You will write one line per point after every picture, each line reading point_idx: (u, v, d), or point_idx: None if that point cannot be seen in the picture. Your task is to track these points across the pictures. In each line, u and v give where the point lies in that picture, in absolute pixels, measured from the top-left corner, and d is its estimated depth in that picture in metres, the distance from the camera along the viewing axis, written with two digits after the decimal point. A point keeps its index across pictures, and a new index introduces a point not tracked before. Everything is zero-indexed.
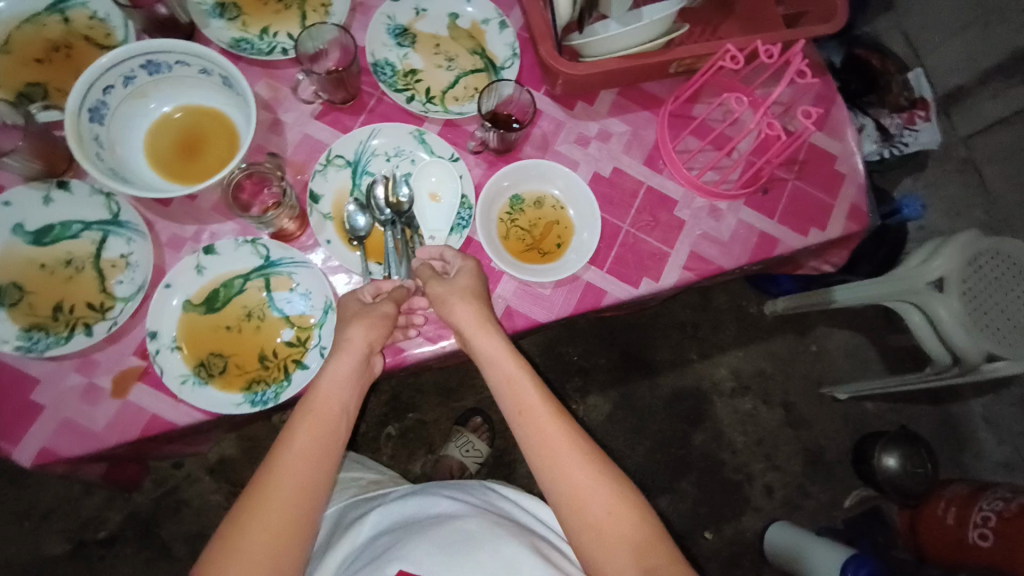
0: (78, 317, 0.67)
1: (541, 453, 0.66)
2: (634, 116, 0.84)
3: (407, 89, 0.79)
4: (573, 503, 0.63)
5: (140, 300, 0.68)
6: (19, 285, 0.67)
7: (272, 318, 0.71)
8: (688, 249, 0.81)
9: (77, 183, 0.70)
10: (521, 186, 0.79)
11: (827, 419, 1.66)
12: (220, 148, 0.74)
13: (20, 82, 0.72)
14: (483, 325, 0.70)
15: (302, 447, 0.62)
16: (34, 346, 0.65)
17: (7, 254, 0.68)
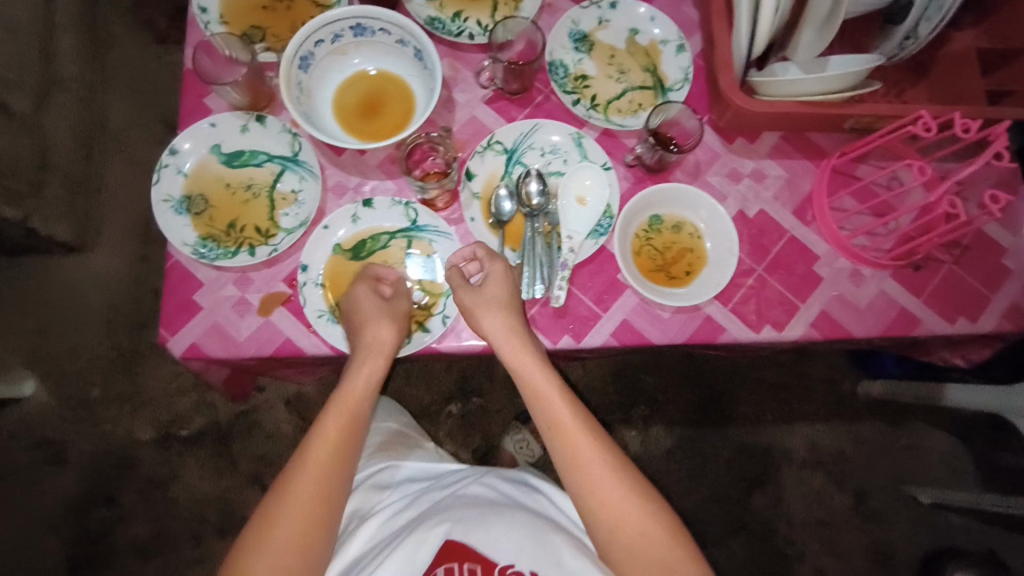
0: (246, 237, 0.75)
1: (575, 473, 0.71)
2: (791, 163, 0.83)
3: (575, 92, 0.82)
4: (607, 517, 0.69)
5: (301, 233, 0.75)
6: (205, 198, 0.76)
7: (406, 278, 0.76)
8: (820, 307, 0.79)
9: (272, 118, 0.78)
10: (662, 208, 0.80)
11: (903, 521, 1.53)
12: (397, 114, 0.79)
13: (246, 23, 0.81)
14: (514, 335, 0.71)
15: (338, 426, 0.70)
16: (207, 253, 0.74)
17: (203, 168, 0.77)
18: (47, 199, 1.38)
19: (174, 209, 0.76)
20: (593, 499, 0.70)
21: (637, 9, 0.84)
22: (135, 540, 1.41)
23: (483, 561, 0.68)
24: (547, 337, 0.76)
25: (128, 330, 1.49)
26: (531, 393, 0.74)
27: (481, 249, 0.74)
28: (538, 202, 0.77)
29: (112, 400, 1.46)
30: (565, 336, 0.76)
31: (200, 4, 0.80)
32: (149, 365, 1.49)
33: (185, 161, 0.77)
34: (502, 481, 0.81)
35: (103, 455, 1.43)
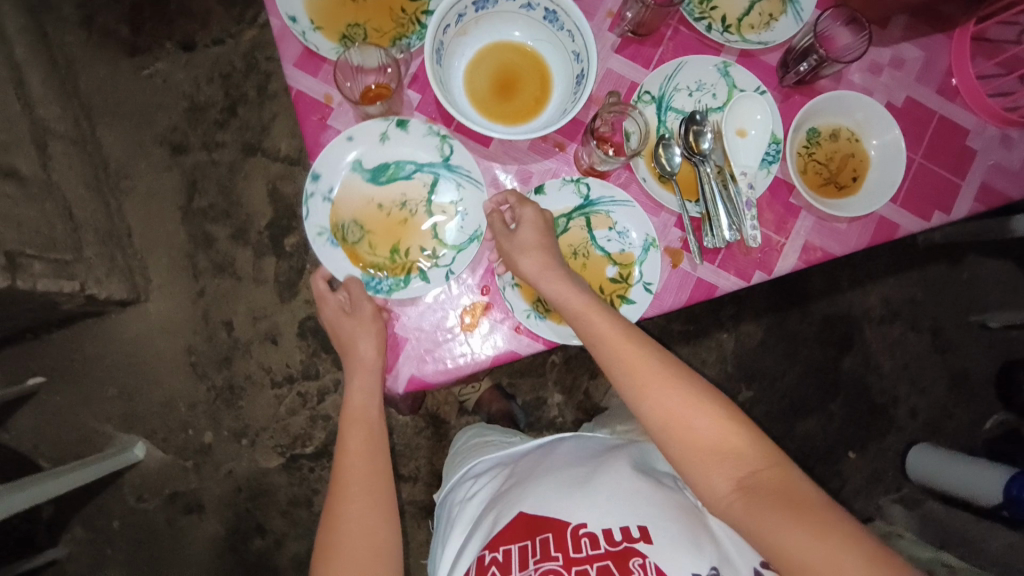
0: (414, 259, 0.73)
1: (626, 382, 0.69)
2: (926, 39, 0.81)
3: (705, 17, 0.76)
4: (664, 416, 0.68)
5: (476, 247, 0.74)
6: (359, 224, 0.73)
7: (596, 256, 0.75)
8: (981, 179, 0.81)
9: (415, 122, 0.72)
10: (817, 119, 0.78)
11: (975, 345, 1.67)
12: (535, 86, 0.74)
13: (343, 22, 0.71)
14: (547, 268, 0.69)
15: (360, 450, 0.72)
16: (379, 286, 0.73)
17: (348, 189, 0.73)
18: (91, 261, 1.28)
19: (330, 241, 0.72)
20: (647, 405, 0.68)
21: None
22: (297, 556, 1.45)
23: (555, 527, 0.70)
24: (741, 278, 0.77)
25: (217, 368, 1.45)
26: (573, 308, 0.69)
27: (512, 197, 0.72)
28: (707, 146, 0.74)
29: (227, 438, 1.45)
30: (757, 272, 0.77)
31: (288, 11, 0.70)
32: (250, 396, 1.46)
33: (328, 184, 0.72)
34: (574, 454, 0.83)
35: (238, 492, 1.44)
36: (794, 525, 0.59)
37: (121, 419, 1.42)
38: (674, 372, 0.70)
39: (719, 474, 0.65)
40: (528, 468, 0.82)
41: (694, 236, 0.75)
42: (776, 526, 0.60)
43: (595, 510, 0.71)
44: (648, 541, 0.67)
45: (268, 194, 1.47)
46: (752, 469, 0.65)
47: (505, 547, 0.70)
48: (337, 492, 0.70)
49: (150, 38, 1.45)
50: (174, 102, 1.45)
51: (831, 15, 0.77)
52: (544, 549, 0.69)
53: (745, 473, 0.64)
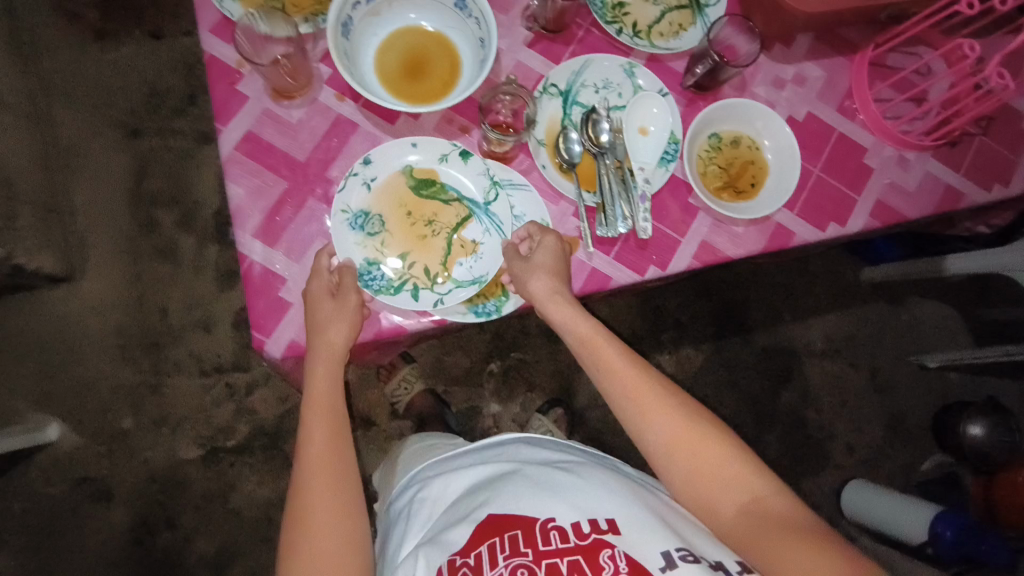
0: (412, 274, 0.73)
1: (628, 404, 0.73)
2: (829, 61, 0.85)
3: (616, 21, 0.80)
4: (664, 441, 0.71)
5: (472, 291, 0.73)
6: (384, 219, 0.73)
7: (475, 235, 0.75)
8: (876, 196, 0.83)
9: (475, 158, 0.75)
10: (719, 125, 0.81)
11: (912, 386, 1.69)
12: (444, 70, 0.76)
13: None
14: (556, 298, 0.73)
15: (324, 439, 0.71)
16: (372, 281, 0.72)
17: (393, 186, 0.74)
18: (24, 230, 1.27)
19: (350, 221, 0.72)
20: (652, 429, 0.72)
21: None
22: (204, 556, 1.39)
23: (524, 524, 0.69)
24: (635, 272, 0.78)
25: (145, 352, 1.42)
26: (576, 335, 0.77)
27: (532, 227, 0.74)
28: (606, 139, 0.76)
29: (147, 426, 1.40)
30: (651, 267, 0.78)
31: None
32: (176, 383, 1.42)
33: (375, 173, 0.74)
34: (533, 451, 0.83)
35: (151, 483, 1.39)
36: (795, 545, 0.60)
37: (37, 398, 1.37)
38: (675, 396, 0.74)
39: (722, 499, 0.67)
40: (490, 468, 0.80)
41: (588, 225, 0.76)
42: (780, 550, 0.61)
43: (564, 507, 0.71)
44: (617, 533, 0.68)
45: (218, 183, 1.49)
46: (755, 494, 0.67)
47: (475, 550, 0.68)
48: (300, 480, 0.68)
49: (117, 24, 1.49)
50: (134, 86, 1.48)
51: (729, 23, 0.80)
52: (510, 548, 0.68)
53: (748, 498, 0.67)
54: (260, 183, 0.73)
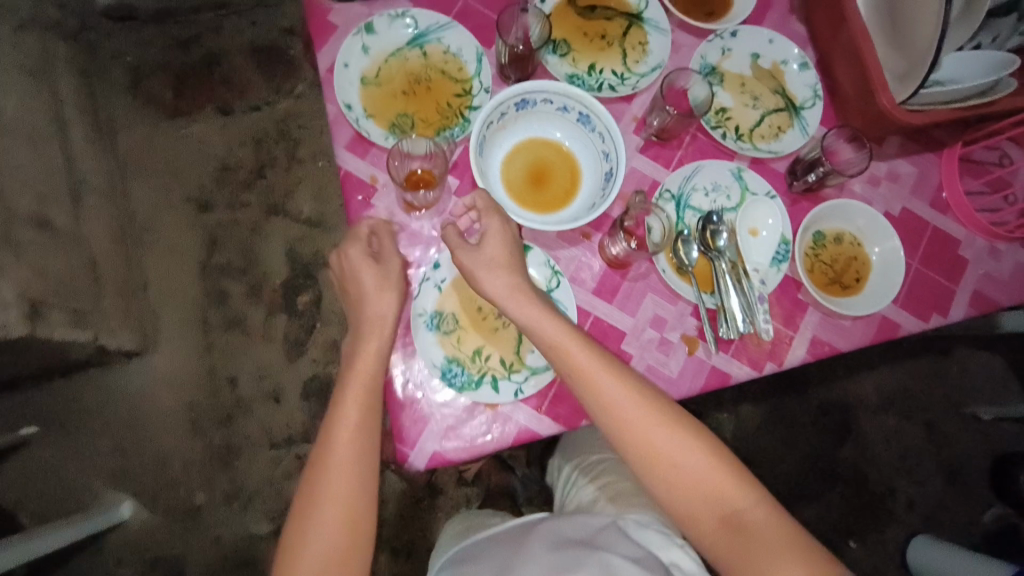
0: (489, 366, 0.74)
1: (605, 415, 0.70)
2: (918, 158, 0.89)
3: (720, 126, 0.85)
4: (647, 451, 0.70)
5: (549, 377, 0.75)
6: (458, 317, 0.74)
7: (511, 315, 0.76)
8: (973, 286, 0.87)
9: (535, 250, 0.77)
10: (822, 223, 0.85)
11: (969, 438, 1.69)
12: (566, 180, 0.80)
13: (393, 112, 0.79)
14: (518, 295, 0.71)
15: (359, 410, 0.70)
16: (454, 378, 0.73)
17: (462, 285, 0.75)
18: (108, 311, 1.29)
19: (427, 323, 0.74)
20: (628, 438, 0.70)
21: (756, 34, 0.88)
22: None
23: None
24: (754, 368, 0.80)
25: (217, 426, 1.44)
26: (544, 341, 0.71)
27: (480, 199, 0.73)
28: (722, 243, 0.80)
29: (219, 500, 1.41)
30: (768, 363, 0.80)
31: (345, 100, 0.78)
32: (247, 456, 1.43)
33: (444, 275, 0.75)
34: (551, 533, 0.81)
35: (224, 560, 1.40)
36: (777, 561, 0.64)
37: (112, 474, 1.38)
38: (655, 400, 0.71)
39: (700, 508, 0.69)
40: (504, 551, 0.79)
41: (709, 327, 0.78)
42: (768, 561, 0.65)
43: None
44: None
45: (286, 255, 1.52)
46: (735, 509, 0.68)
47: None
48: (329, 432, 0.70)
49: (189, 102, 1.54)
50: (205, 162, 1.53)
51: (834, 135, 0.83)
52: None
53: (730, 510, 0.68)
54: (397, 294, 0.76)
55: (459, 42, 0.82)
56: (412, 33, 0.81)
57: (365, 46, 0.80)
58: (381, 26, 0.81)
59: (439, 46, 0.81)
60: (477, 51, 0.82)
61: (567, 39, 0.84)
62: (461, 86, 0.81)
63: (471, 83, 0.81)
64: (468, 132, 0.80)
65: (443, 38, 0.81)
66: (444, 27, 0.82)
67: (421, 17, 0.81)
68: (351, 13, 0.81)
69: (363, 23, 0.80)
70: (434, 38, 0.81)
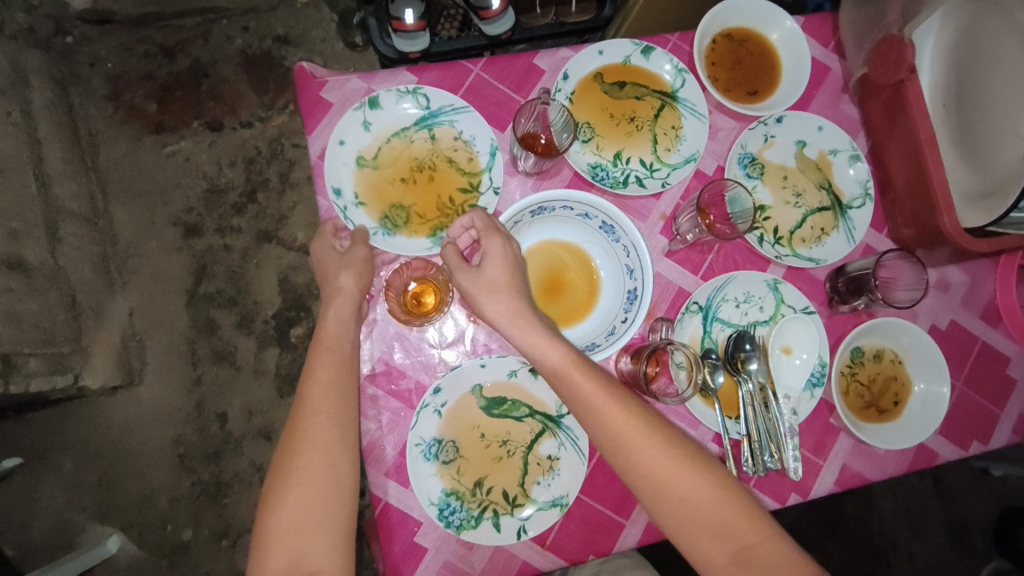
0: (490, 500, 0.68)
1: (604, 441, 0.62)
2: (972, 265, 0.81)
3: (757, 228, 0.76)
4: (647, 480, 0.60)
5: (554, 514, 0.68)
6: (458, 445, 0.68)
7: (516, 442, 0.69)
8: (1019, 411, 0.80)
9: None
10: (862, 339, 0.77)
11: (975, 492, 1.65)
12: (584, 291, 0.72)
13: (387, 203, 0.72)
14: (518, 318, 0.64)
15: (325, 382, 0.63)
16: (451, 516, 0.67)
17: (463, 409, 0.69)
18: (89, 350, 1.22)
19: (424, 453, 0.67)
20: (629, 469, 0.61)
21: (804, 120, 0.78)
22: None
23: None
24: (777, 501, 0.73)
25: (205, 463, 1.39)
26: (542, 363, 0.63)
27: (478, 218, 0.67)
28: (752, 365, 0.72)
29: (207, 539, 1.37)
30: (792, 495, 0.74)
31: (335, 185, 0.70)
32: (237, 495, 1.39)
33: (445, 398, 0.68)
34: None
35: None
36: None
37: (96, 510, 1.34)
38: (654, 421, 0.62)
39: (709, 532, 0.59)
40: None
41: (732, 460, 0.71)
42: None
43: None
44: None
45: (279, 284, 1.44)
46: (744, 541, 0.59)
47: None
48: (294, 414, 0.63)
49: (175, 116, 1.43)
50: (193, 182, 1.43)
51: (891, 257, 0.73)
52: None
53: (740, 545, 0.59)
54: (393, 415, 0.69)
55: (472, 128, 0.74)
56: (420, 112, 0.73)
57: (366, 122, 0.72)
58: (387, 101, 0.72)
59: (450, 130, 0.74)
60: (492, 142, 0.73)
61: (591, 123, 0.75)
62: (468, 180, 0.73)
63: (480, 178, 0.73)
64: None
65: (455, 121, 0.73)
66: (459, 107, 0.73)
67: (434, 96, 0.73)
68: (347, 89, 0.73)
69: (368, 96, 0.72)
70: (446, 120, 0.73)
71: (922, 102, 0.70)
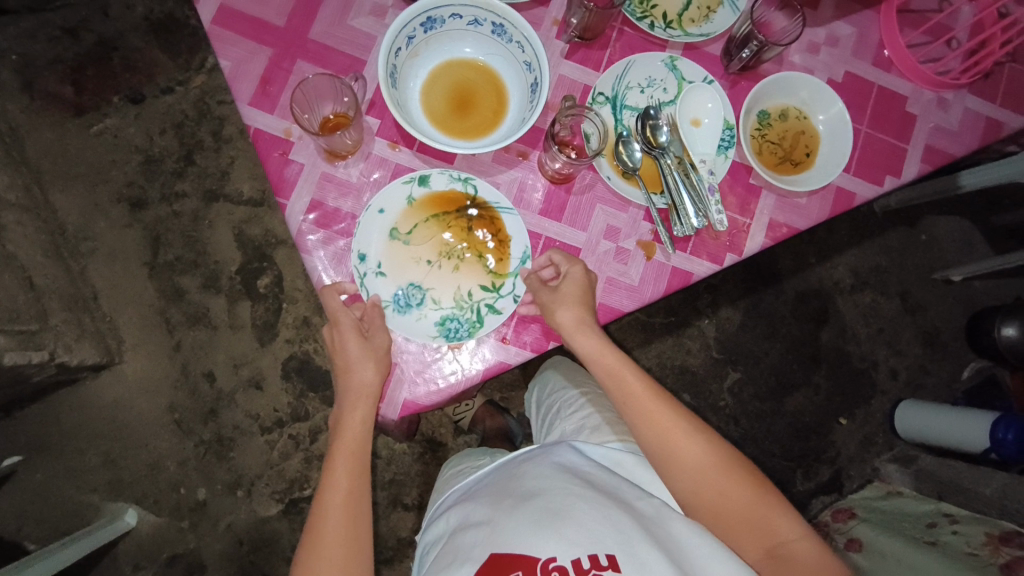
0: (447, 306, 0.71)
1: (649, 431, 0.72)
2: (856, 17, 0.85)
3: (646, 16, 0.79)
4: (686, 466, 0.70)
5: (509, 306, 0.72)
6: (404, 262, 0.71)
7: (467, 255, 0.72)
8: (925, 140, 0.85)
9: (481, 184, 0.72)
10: (766, 102, 0.81)
11: (941, 301, 1.73)
12: (493, 102, 0.75)
13: (405, 278, 0.71)
14: (581, 326, 0.71)
15: (347, 479, 0.69)
16: (411, 325, 0.70)
17: (409, 227, 0.71)
18: (59, 329, 1.24)
19: (374, 273, 0.70)
20: (667, 459, 0.71)
21: None
22: None
23: (525, 564, 0.61)
24: (714, 262, 0.78)
25: (204, 422, 1.41)
26: (602, 367, 0.75)
27: (557, 254, 0.73)
28: (664, 139, 0.76)
29: (222, 492, 1.41)
30: (728, 254, 0.78)
31: (359, 250, 0.69)
32: (241, 445, 1.42)
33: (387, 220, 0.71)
34: (547, 468, 0.74)
35: (239, 547, 1.40)
36: None
37: (108, 487, 1.37)
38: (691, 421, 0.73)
39: (728, 509, 0.69)
40: (496, 496, 0.72)
41: (664, 227, 0.76)
42: None
43: (563, 539, 0.62)
44: (618, 569, 0.60)
45: (235, 238, 1.45)
46: (776, 536, 0.67)
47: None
48: (318, 508, 0.68)
49: (94, 95, 1.43)
50: (128, 157, 1.44)
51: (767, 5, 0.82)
52: None
53: (773, 541, 0.67)
54: (336, 250, 0.72)
55: (514, 225, 0.73)
56: (468, 198, 0.72)
57: (410, 194, 0.71)
58: (436, 180, 0.71)
59: (490, 224, 0.73)
60: (525, 249, 0.73)
61: None
62: (492, 279, 0.72)
63: (505, 280, 0.72)
64: (475, 335, 0.71)
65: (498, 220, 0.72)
66: (505, 206, 0.73)
67: (483, 188, 0.72)
68: None
69: (420, 171, 0.71)
70: (490, 213, 0.72)
71: None
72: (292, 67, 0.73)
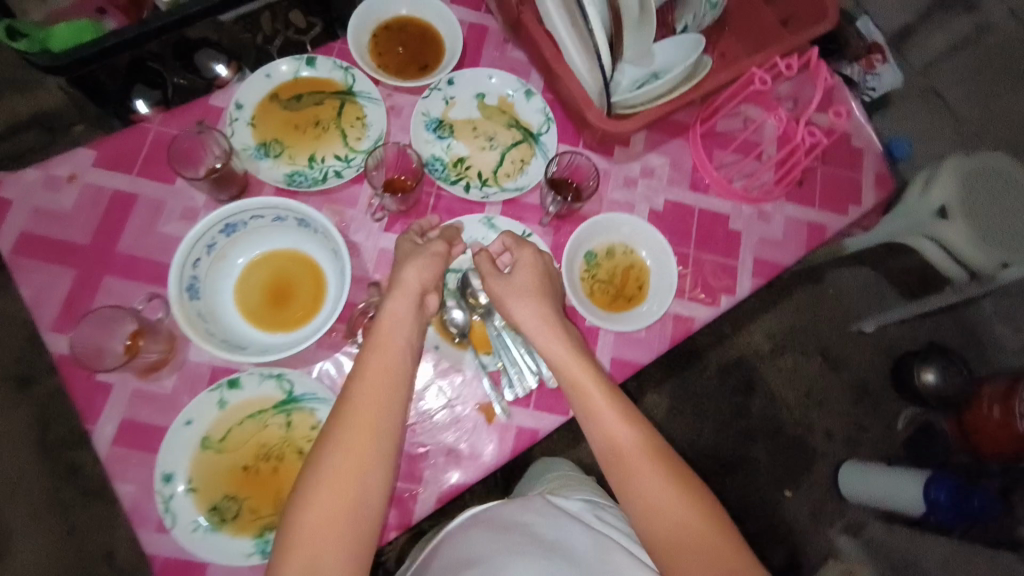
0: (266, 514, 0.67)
1: (615, 456, 0.62)
2: (668, 147, 0.89)
3: (461, 178, 0.82)
4: (646, 504, 0.59)
5: None
6: (218, 473, 0.68)
7: (288, 453, 0.70)
8: (753, 253, 0.87)
9: (296, 378, 0.71)
10: (591, 242, 0.83)
11: (861, 353, 1.74)
12: (310, 289, 0.75)
13: (218, 493, 0.67)
14: (545, 319, 0.70)
15: (371, 391, 0.62)
16: (226, 544, 0.65)
17: (222, 433, 0.69)
18: None
19: (183, 493, 0.66)
20: (630, 491, 0.61)
21: (474, 74, 0.84)
22: None
23: None
24: (558, 414, 0.76)
25: None
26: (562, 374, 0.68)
27: (508, 238, 0.74)
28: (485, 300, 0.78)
29: None
30: None
31: (163, 471, 0.66)
32: None
33: (197, 431, 0.68)
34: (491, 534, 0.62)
35: None
36: None
37: None
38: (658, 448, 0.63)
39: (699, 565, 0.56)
40: None
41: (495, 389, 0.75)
42: None
43: None
44: None
45: None
46: None
47: None
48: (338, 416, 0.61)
49: None
50: None
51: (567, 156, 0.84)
52: None
53: None
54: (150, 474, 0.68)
55: None
56: (283, 395, 0.71)
57: (221, 400, 0.69)
58: (247, 380, 0.70)
59: (309, 418, 0.71)
60: None
61: (278, 138, 0.79)
62: None
63: None
64: None
65: (316, 412, 0.70)
66: (322, 399, 0.71)
67: (299, 381, 0.71)
68: (26, 183, 0.73)
69: (231, 375, 0.70)
70: (308, 407, 0.71)
71: (537, 28, 0.78)
72: (99, 286, 0.72)
